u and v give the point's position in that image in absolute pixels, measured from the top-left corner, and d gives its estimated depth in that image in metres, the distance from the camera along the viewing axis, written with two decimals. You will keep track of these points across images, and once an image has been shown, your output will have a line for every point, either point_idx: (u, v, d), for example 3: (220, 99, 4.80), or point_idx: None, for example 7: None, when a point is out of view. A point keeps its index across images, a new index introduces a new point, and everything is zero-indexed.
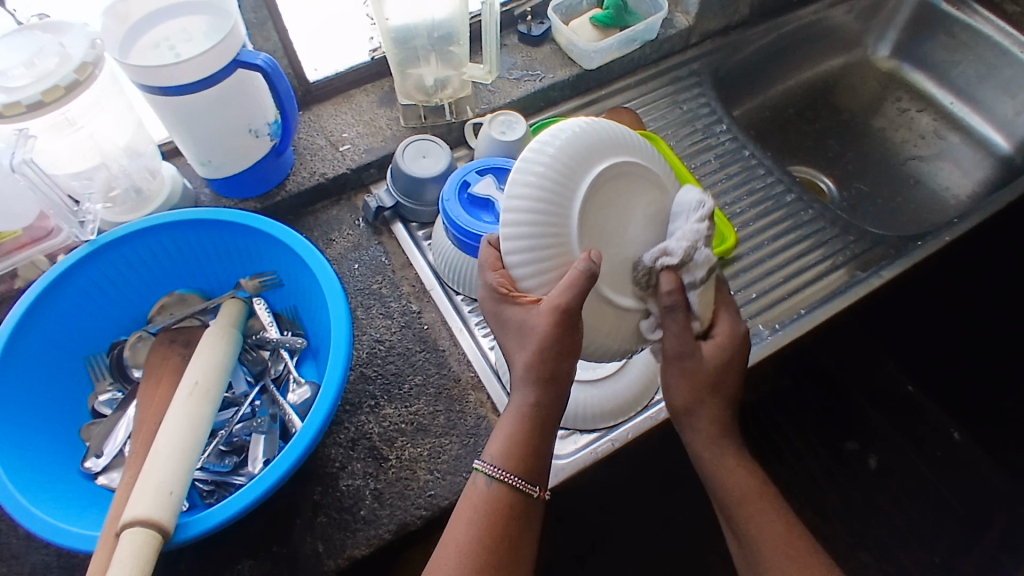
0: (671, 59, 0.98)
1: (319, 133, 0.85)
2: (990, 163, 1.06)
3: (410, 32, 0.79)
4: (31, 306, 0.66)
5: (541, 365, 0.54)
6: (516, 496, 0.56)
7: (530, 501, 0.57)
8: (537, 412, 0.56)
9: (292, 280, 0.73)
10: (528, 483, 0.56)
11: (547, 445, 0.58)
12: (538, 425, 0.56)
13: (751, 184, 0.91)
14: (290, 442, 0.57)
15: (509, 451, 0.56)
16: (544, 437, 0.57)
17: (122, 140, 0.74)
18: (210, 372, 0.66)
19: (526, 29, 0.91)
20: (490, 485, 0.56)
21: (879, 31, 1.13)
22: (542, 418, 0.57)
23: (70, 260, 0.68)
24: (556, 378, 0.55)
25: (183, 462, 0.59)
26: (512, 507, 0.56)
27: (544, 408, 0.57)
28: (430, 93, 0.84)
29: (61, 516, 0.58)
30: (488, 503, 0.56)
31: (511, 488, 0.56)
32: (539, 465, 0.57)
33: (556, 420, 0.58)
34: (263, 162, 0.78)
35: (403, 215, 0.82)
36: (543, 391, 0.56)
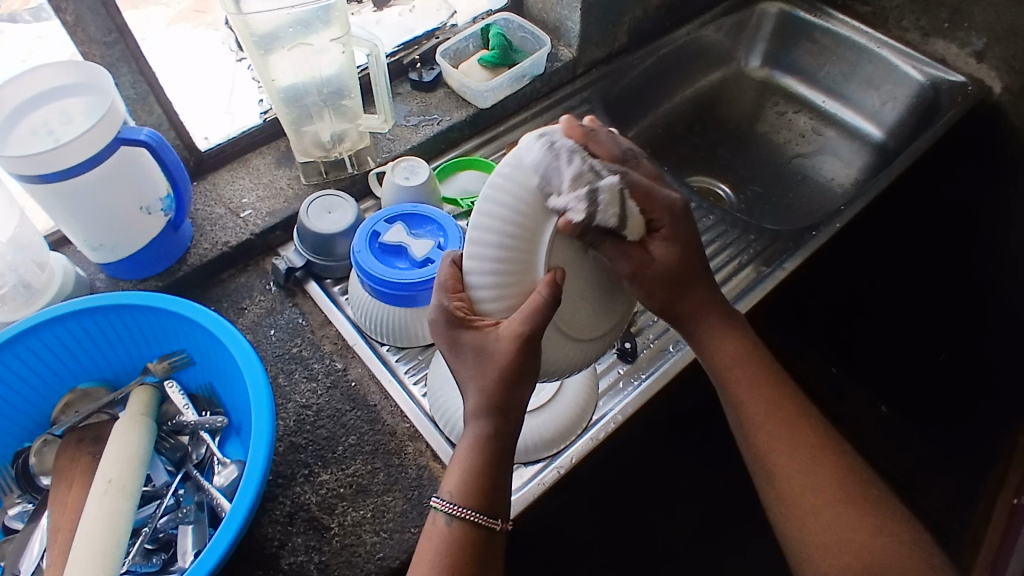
0: (561, 90, 1.01)
1: (217, 202, 0.83)
2: (866, 151, 1.14)
3: (300, 91, 0.79)
4: None
5: (495, 389, 0.54)
6: (479, 533, 0.55)
7: (493, 535, 0.56)
8: (492, 442, 0.55)
9: (205, 356, 0.70)
10: (490, 516, 0.56)
11: (503, 478, 0.57)
12: (494, 450, 0.56)
13: None
14: (219, 529, 0.54)
15: (468, 485, 0.55)
16: (505, 471, 0.57)
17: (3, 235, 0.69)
18: (126, 466, 0.62)
19: (417, 77, 0.92)
20: (451, 522, 0.55)
21: (749, 44, 1.21)
22: (505, 440, 0.56)
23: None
24: (510, 406, 0.55)
25: (106, 566, 0.56)
26: (474, 541, 0.55)
27: (505, 439, 0.56)
28: (328, 148, 0.83)
29: None
30: (449, 540, 0.54)
31: (472, 525, 0.55)
32: (499, 497, 0.57)
33: (511, 453, 0.57)
34: (160, 238, 0.75)
35: (316, 272, 0.80)
36: (497, 420, 0.55)
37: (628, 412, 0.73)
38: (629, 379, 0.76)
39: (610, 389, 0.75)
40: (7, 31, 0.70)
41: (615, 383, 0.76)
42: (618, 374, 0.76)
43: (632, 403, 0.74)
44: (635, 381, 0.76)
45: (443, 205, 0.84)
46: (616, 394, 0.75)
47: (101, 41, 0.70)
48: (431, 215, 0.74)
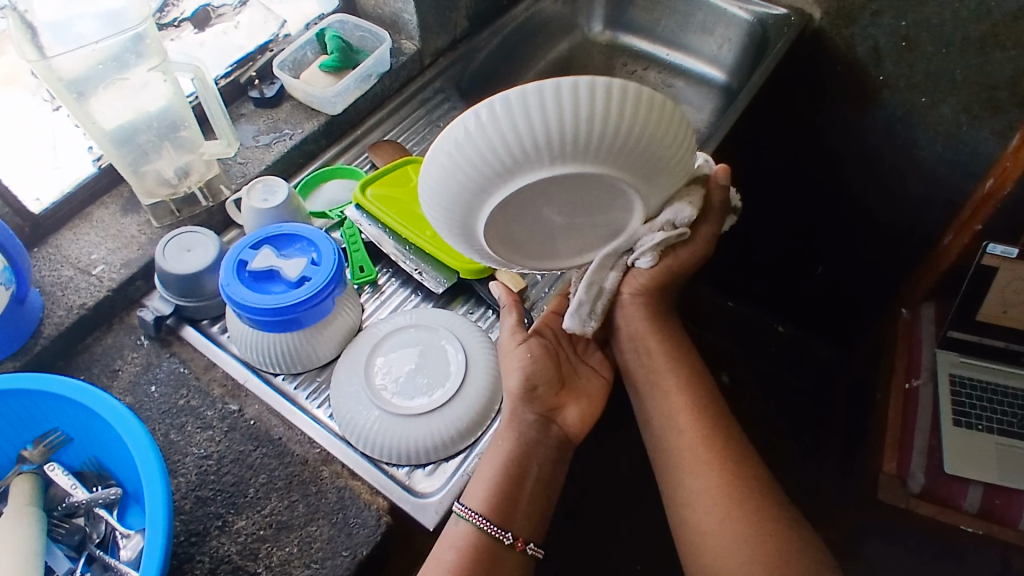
0: (413, 82, 0.99)
1: (64, 264, 0.76)
2: (714, 93, 1.21)
3: (130, 130, 0.74)
4: None
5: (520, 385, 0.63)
6: (488, 543, 0.58)
7: (502, 549, 0.58)
8: (523, 442, 0.61)
9: (81, 431, 0.64)
10: (501, 528, 0.58)
11: (526, 489, 0.60)
12: (524, 453, 0.61)
13: None
14: None
15: (486, 478, 0.60)
16: (528, 491, 0.61)
17: None
18: (21, 563, 0.58)
19: (258, 94, 0.88)
20: (459, 524, 0.59)
21: (588, 11, 1.25)
22: (526, 454, 0.61)
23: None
24: (541, 406, 0.63)
25: None
26: (478, 550, 0.57)
27: (534, 444, 0.62)
28: (175, 184, 0.78)
29: None
30: (458, 545, 0.58)
31: (478, 532, 0.58)
32: (513, 512, 0.59)
33: (541, 473, 0.62)
34: (5, 316, 0.68)
35: (189, 316, 0.75)
36: (533, 421, 0.62)
37: None
38: None
39: None
40: None
41: None
42: None
43: None
44: None
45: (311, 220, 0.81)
46: None
47: None
48: (298, 232, 0.71)
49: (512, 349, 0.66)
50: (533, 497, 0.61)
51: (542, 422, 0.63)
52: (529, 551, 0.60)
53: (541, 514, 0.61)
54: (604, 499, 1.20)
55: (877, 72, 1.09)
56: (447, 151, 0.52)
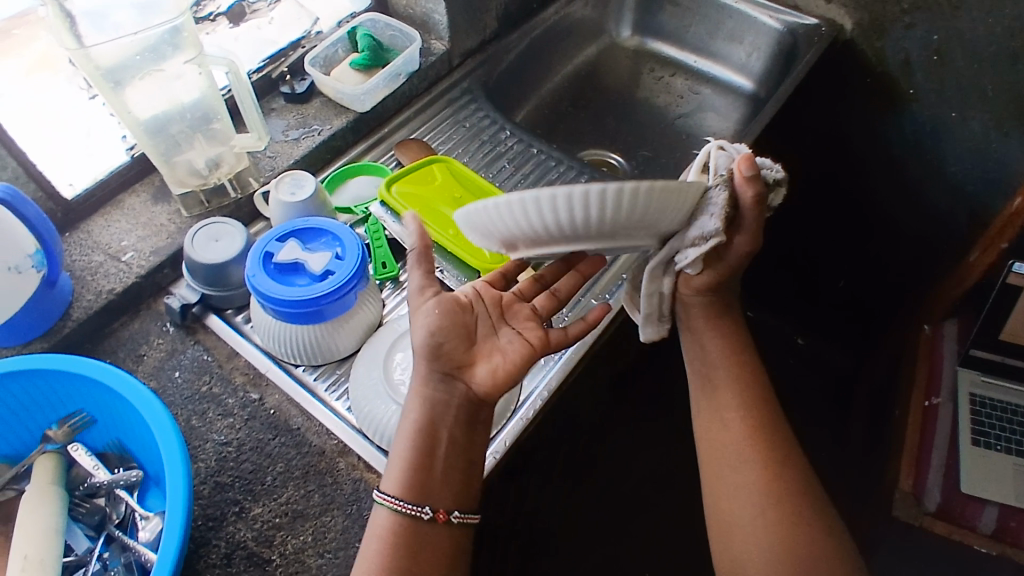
0: (441, 83, 1.00)
1: (94, 249, 0.78)
2: (740, 102, 1.20)
3: (164, 121, 0.76)
4: None
5: (422, 342, 0.59)
6: (408, 523, 0.57)
7: (422, 525, 0.57)
8: (426, 409, 0.59)
9: (106, 414, 0.65)
10: (417, 505, 0.57)
11: (437, 459, 0.58)
12: (428, 418, 0.59)
13: (547, 176, 0.93)
14: None
15: (400, 457, 0.58)
16: (444, 458, 0.59)
17: None
18: (41, 541, 0.60)
19: (290, 89, 0.90)
20: (380, 509, 0.58)
21: (617, 15, 1.24)
22: (433, 425, 0.59)
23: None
24: (444, 364, 0.59)
25: None
26: (399, 532, 0.56)
27: (441, 408, 0.59)
28: (205, 175, 0.80)
29: None
30: (382, 532, 0.57)
31: (397, 513, 0.57)
32: (427, 484, 0.58)
33: (451, 437, 0.59)
34: (35, 299, 0.69)
35: (214, 305, 0.77)
36: (435, 384, 0.59)
37: (553, 386, 0.74)
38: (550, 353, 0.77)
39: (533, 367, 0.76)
40: None
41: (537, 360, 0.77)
42: None
43: (557, 376, 0.75)
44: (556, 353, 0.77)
45: (337, 215, 0.82)
46: (539, 370, 0.76)
47: None
48: (324, 226, 0.73)
49: (418, 308, 0.61)
50: (443, 466, 0.59)
51: (445, 381, 0.59)
52: (456, 519, 0.58)
53: (463, 476, 0.59)
54: (615, 504, 1.20)
55: (907, 86, 1.08)
56: (470, 231, 0.57)
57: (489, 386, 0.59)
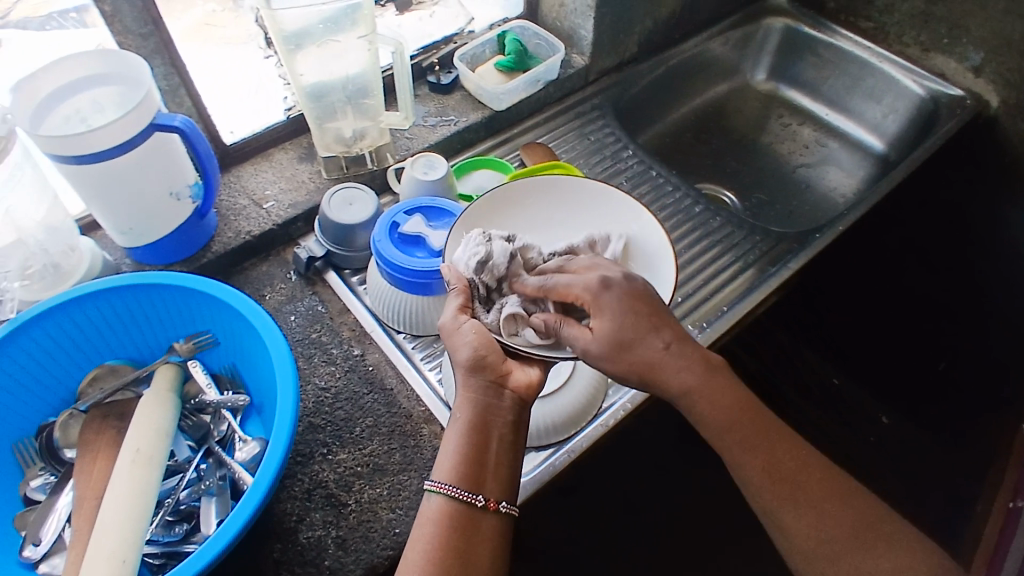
0: (574, 96, 1.04)
1: (241, 193, 0.85)
2: (868, 162, 1.18)
3: (324, 89, 0.82)
4: None
5: (470, 354, 0.60)
6: (463, 512, 0.57)
7: (477, 512, 0.57)
8: (477, 413, 0.59)
9: (230, 338, 0.71)
10: (470, 492, 0.58)
11: (492, 458, 0.59)
12: (479, 422, 0.59)
13: (662, 201, 0.95)
14: (239, 503, 0.55)
15: (449, 457, 0.59)
16: (494, 455, 0.59)
17: (38, 215, 0.69)
18: (153, 438, 0.62)
19: (436, 79, 0.96)
20: (431, 498, 0.58)
21: (755, 58, 1.25)
22: (484, 425, 0.59)
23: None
24: (492, 376, 0.60)
25: (133, 530, 0.56)
26: (453, 516, 0.57)
27: (491, 411, 0.60)
28: (349, 143, 0.87)
29: None
30: (431, 518, 0.57)
31: (451, 500, 0.57)
32: (482, 478, 0.59)
33: (504, 437, 0.60)
34: (186, 226, 0.77)
35: (335, 263, 0.82)
36: (484, 389, 0.60)
37: (637, 401, 0.74)
38: None
39: None
40: (15, 40, 0.71)
41: None
42: None
43: (641, 393, 0.75)
44: None
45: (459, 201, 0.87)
46: (625, 384, 0.77)
47: (137, 32, 0.71)
48: (448, 208, 0.77)
49: (455, 332, 0.61)
50: (499, 463, 0.60)
51: (491, 390, 0.60)
52: (503, 510, 0.59)
53: (511, 472, 0.60)
54: None
55: None
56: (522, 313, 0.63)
57: (528, 393, 0.61)
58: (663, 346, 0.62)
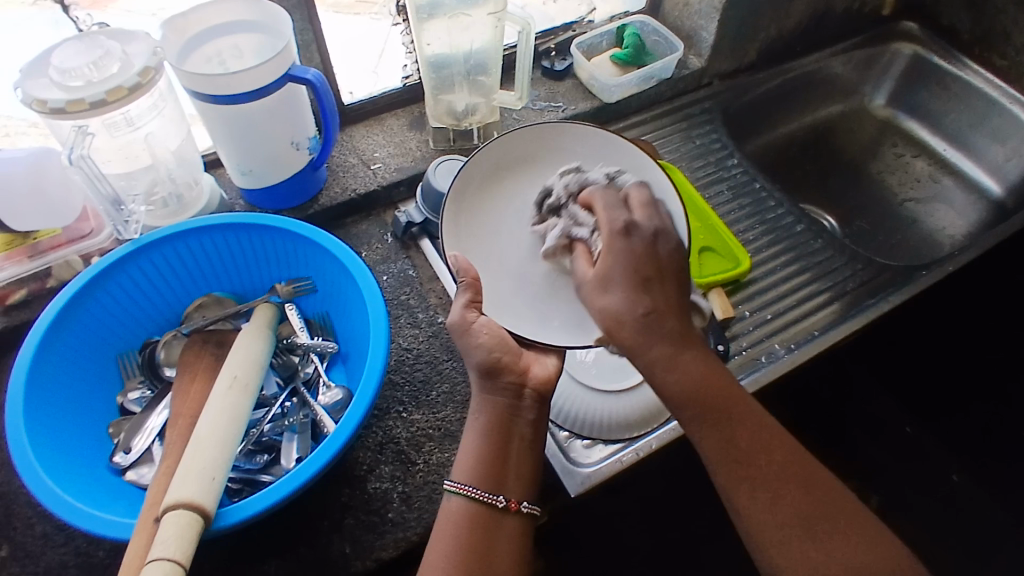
0: (684, 97, 1.03)
1: (352, 152, 0.89)
2: (981, 205, 1.12)
3: (446, 60, 0.84)
4: (80, 289, 0.66)
5: (487, 360, 0.61)
6: (483, 509, 0.59)
7: (496, 512, 0.60)
8: (498, 415, 0.61)
9: (328, 286, 0.74)
10: (492, 493, 0.60)
11: (512, 456, 0.61)
12: (495, 427, 0.61)
13: (762, 215, 0.93)
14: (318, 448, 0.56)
15: (464, 462, 0.61)
16: (512, 456, 0.61)
17: (172, 145, 0.73)
18: (250, 369, 0.64)
19: (549, 64, 0.97)
20: (451, 499, 0.60)
21: (876, 81, 1.20)
22: (504, 428, 0.61)
23: (101, 264, 0.67)
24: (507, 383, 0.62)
25: (226, 448, 0.56)
26: (475, 519, 0.59)
27: (513, 409, 0.62)
28: (459, 117, 0.88)
29: (83, 497, 0.57)
30: (456, 518, 0.59)
31: (473, 502, 0.59)
32: (502, 475, 0.61)
33: (525, 434, 0.62)
34: (299, 175, 0.80)
35: (431, 232, 0.84)
36: (499, 392, 0.62)
37: None
38: None
39: None
40: None
41: None
42: None
43: None
44: None
45: None
46: None
47: None
48: None
49: (466, 333, 0.61)
50: (523, 459, 0.62)
51: (510, 391, 0.62)
52: (524, 510, 0.61)
53: (531, 471, 0.62)
54: None
55: None
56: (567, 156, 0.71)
57: (546, 389, 0.64)
58: (642, 311, 0.57)
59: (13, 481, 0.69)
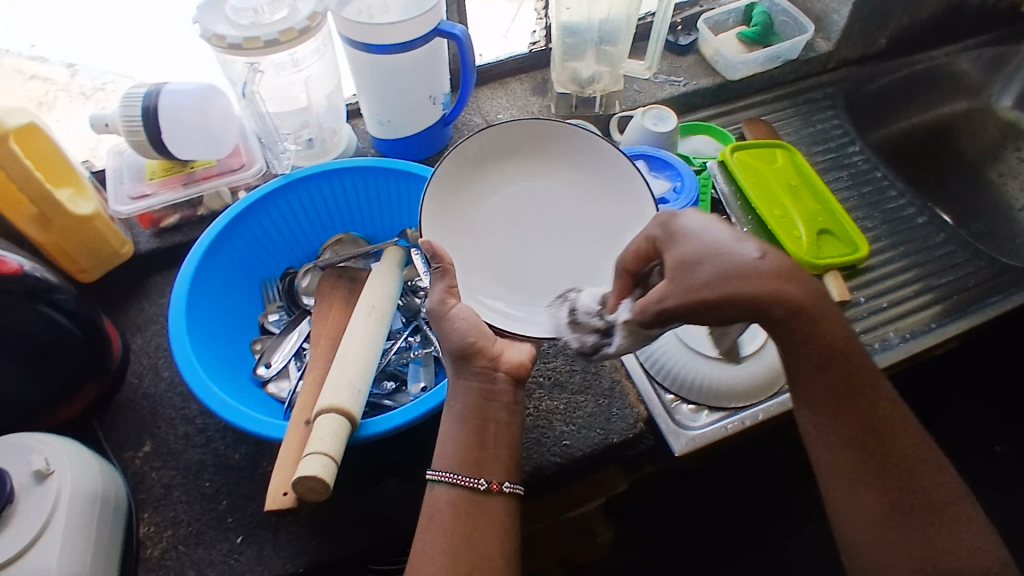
0: (807, 81, 1.02)
1: (477, 112, 0.92)
2: None
3: (580, 27, 0.85)
4: (235, 214, 0.72)
5: (457, 348, 0.59)
6: (463, 494, 0.56)
7: (479, 496, 0.57)
8: (472, 400, 0.59)
9: None
10: (471, 477, 0.57)
11: (498, 442, 0.59)
12: (473, 411, 0.58)
13: (880, 204, 0.91)
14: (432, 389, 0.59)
15: (444, 447, 0.58)
16: (491, 442, 0.58)
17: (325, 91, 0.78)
18: (385, 300, 0.68)
19: (674, 38, 0.98)
20: (434, 490, 0.57)
21: (1006, 80, 1.14)
22: (480, 415, 0.58)
23: (255, 193, 0.73)
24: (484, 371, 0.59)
25: (367, 367, 0.61)
26: (455, 507, 0.56)
27: (490, 392, 0.59)
28: (583, 85, 0.90)
29: (236, 398, 0.62)
30: (438, 509, 0.56)
31: (454, 489, 0.56)
32: (485, 458, 0.58)
33: (503, 419, 0.59)
34: (431, 129, 0.84)
35: None
36: (472, 377, 0.59)
37: None
38: None
39: None
40: None
41: None
42: None
43: None
44: None
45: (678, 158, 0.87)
46: None
47: None
48: (674, 162, 0.79)
49: (443, 318, 0.60)
50: (505, 445, 0.59)
51: (484, 374, 0.59)
52: (507, 491, 0.58)
53: (512, 453, 0.59)
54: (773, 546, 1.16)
55: None
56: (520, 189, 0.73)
57: (520, 373, 0.61)
58: (757, 255, 0.53)
59: (160, 384, 0.76)
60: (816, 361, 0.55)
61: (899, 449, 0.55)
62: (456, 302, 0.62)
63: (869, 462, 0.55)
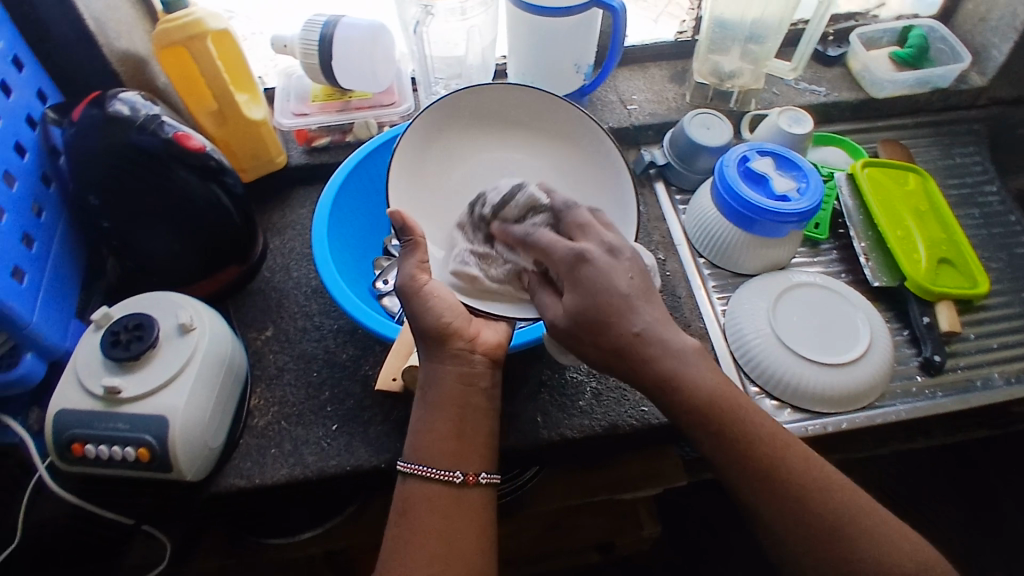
0: (954, 113, 0.99)
1: (613, 90, 0.96)
2: None
3: (732, 24, 0.88)
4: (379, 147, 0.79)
5: (435, 332, 0.59)
6: (439, 487, 0.57)
7: (454, 489, 0.57)
8: (450, 385, 0.59)
9: None
10: (448, 470, 0.57)
11: (472, 434, 0.58)
12: (453, 401, 0.58)
13: (1009, 247, 0.88)
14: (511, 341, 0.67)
15: (418, 440, 0.58)
16: (469, 434, 0.58)
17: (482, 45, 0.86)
18: None
19: (822, 48, 0.97)
20: (409, 482, 0.58)
21: None
22: (458, 406, 0.58)
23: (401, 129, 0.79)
24: (458, 357, 0.59)
25: None
26: (433, 498, 0.56)
27: (471, 380, 0.59)
28: (723, 79, 0.92)
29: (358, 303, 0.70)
30: (410, 499, 0.57)
31: (428, 482, 0.57)
32: (464, 452, 0.58)
33: (479, 406, 0.59)
34: (570, 96, 0.88)
35: (667, 176, 0.90)
36: (450, 361, 0.59)
37: (913, 414, 0.73)
38: (925, 389, 0.75)
39: (899, 388, 0.75)
40: None
41: (908, 387, 0.75)
42: (913, 380, 0.76)
43: (921, 411, 0.73)
44: (930, 393, 0.75)
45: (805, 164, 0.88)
46: (906, 396, 0.75)
47: None
48: (801, 162, 0.78)
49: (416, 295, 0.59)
50: (481, 438, 0.59)
51: (460, 358, 0.59)
52: (484, 482, 0.58)
53: (492, 445, 0.59)
54: None
55: None
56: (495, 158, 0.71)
57: (496, 353, 0.61)
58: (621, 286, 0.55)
59: (287, 282, 0.84)
60: (705, 421, 0.55)
61: (826, 500, 0.54)
62: (428, 277, 0.61)
63: (802, 516, 0.53)
